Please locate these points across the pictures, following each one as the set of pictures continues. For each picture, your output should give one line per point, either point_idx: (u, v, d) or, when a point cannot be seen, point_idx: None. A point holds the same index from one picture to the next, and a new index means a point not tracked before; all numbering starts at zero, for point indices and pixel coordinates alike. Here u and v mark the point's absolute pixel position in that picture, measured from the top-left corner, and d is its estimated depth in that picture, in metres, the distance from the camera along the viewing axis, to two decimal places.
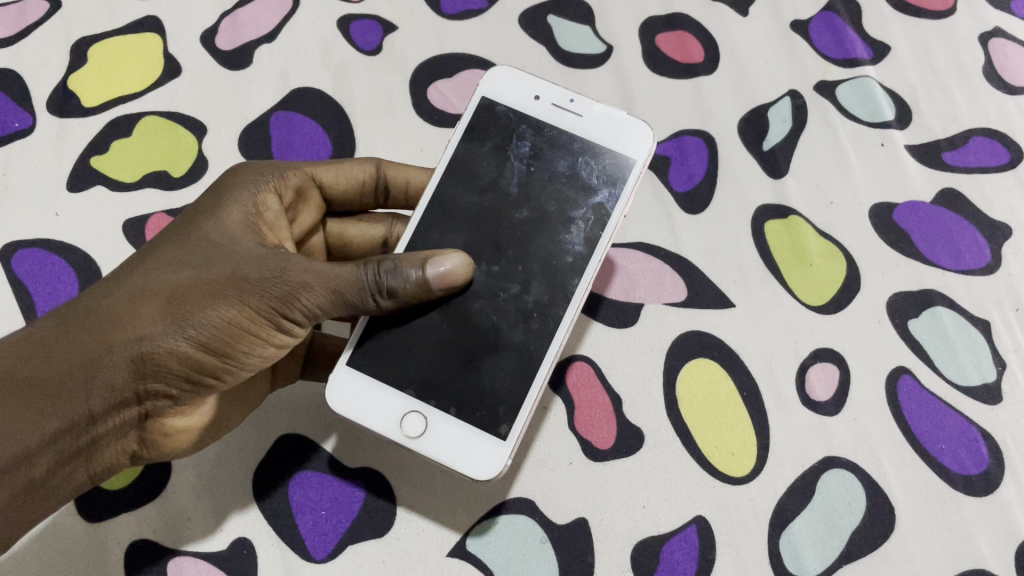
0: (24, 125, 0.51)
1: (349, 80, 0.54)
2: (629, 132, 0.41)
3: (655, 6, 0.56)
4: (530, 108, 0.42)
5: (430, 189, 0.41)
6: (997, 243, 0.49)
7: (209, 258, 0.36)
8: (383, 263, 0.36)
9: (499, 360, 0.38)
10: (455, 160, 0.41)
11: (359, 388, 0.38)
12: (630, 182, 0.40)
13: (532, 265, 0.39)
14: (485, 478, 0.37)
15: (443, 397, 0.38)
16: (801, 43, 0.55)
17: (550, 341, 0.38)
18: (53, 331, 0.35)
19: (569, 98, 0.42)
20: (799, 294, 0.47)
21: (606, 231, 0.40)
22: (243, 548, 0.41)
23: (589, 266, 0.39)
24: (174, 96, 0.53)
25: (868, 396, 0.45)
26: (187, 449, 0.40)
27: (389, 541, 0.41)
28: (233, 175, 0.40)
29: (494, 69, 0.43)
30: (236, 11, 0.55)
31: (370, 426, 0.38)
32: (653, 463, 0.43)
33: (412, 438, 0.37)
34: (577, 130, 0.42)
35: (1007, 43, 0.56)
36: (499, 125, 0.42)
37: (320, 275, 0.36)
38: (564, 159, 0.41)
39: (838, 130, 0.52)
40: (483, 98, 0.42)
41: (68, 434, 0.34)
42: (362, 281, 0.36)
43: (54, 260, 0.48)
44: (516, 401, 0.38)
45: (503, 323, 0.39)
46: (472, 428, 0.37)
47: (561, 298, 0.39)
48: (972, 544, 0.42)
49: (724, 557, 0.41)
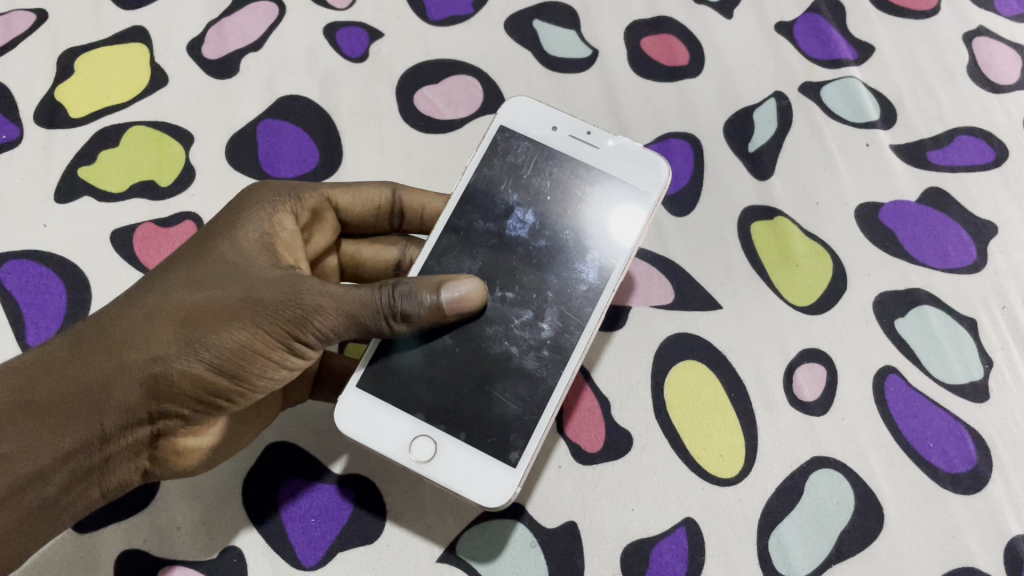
0: (10, 137, 0.51)
1: (336, 87, 0.54)
2: (644, 164, 0.42)
3: (640, 9, 0.57)
4: (547, 138, 0.42)
5: (445, 214, 0.41)
6: (982, 240, 0.49)
7: (223, 280, 0.36)
8: (398, 287, 0.36)
9: (510, 386, 0.38)
10: (472, 186, 0.42)
11: (369, 409, 0.38)
12: (644, 213, 0.41)
13: (547, 291, 0.40)
14: (493, 506, 0.36)
15: (453, 420, 0.38)
16: (786, 45, 0.56)
17: (563, 368, 0.38)
18: (68, 349, 0.35)
19: (586, 130, 0.42)
20: (785, 295, 0.47)
21: (620, 259, 0.40)
22: (233, 556, 0.41)
23: (603, 295, 0.39)
24: (161, 105, 0.53)
25: (855, 395, 0.45)
26: (197, 467, 0.40)
27: (379, 548, 0.41)
28: (250, 194, 0.40)
29: (511, 99, 0.43)
30: (223, 19, 0.56)
31: (379, 448, 0.37)
32: (642, 465, 0.43)
33: (421, 462, 0.37)
34: (593, 161, 0.42)
35: (991, 42, 0.56)
36: (516, 154, 0.42)
37: (334, 299, 0.35)
38: (579, 188, 0.42)
39: (823, 131, 0.52)
40: (500, 127, 0.43)
41: (81, 453, 0.34)
42: (376, 305, 0.36)
43: (43, 272, 0.48)
44: (526, 426, 0.37)
45: (515, 350, 0.39)
46: (481, 453, 0.37)
47: (575, 327, 0.39)
48: (960, 542, 0.42)
49: (714, 558, 0.41)
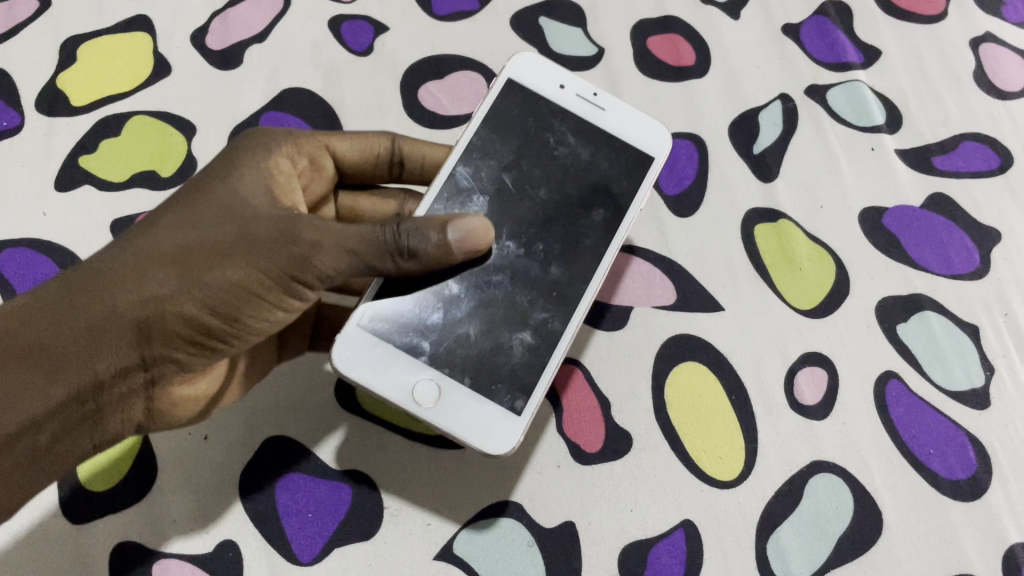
0: (11, 125, 0.51)
1: (339, 80, 0.54)
2: (648, 131, 0.42)
3: (646, 8, 0.57)
4: (553, 95, 0.42)
5: (450, 162, 0.40)
6: (986, 246, 0.49)
7: (219, 220, 0.36)
8: (402, 224, 0.35)
9: (517, 332, 0.38)
10: (479, 137, 0.41)
11: (373, 351, 0.37)
12: (648, 177, 0.42)
13: (552, 241, 0.40)
14: (499, 453, 0.36)
15: (460, 367, 0.38)
16: (793, 47, 0.55)
17: (570, 318, 0.39)
18: (59, 294, 0.35)
19: (593, 92, 0.42)
20: (787, 298, 0.47)
21: (624, 219, 0.41)
22: (229, 550, 0.40)
23: (608, 253, 0.40)
24: (163, 95, 0.53)
25: (856, 400, 0.45)
26: (188, 417, 0.40)
27: (376, 544, 0.40)
28: (249, 140, 0.40)
29: (519, 52, 0.42)
30: (227, 10, 0.55)
31: (382, 389, 0.37)
32: (641, 466, 0.42)
33: (424, 407, 0.37)
34: (598, 122, 0.42)
35: (997, 48, 0.56)
36: (524, 106, 0.42)
37: (335, 233, 0.34)
38: (586, 147, 0.42)
39: (828, 134, 0.52)
40: (508, 78, 0.42)
41: (75, 399, 0.34)
42: (380, 242, 0.35)
43: (42, 261, 0.47)
44: (535, 373, 0.38)
45: (521, 295, 0.39)
46: (488, 401, 0.37)
47: (581, 281, 0.40)
48: (958, 549, 0.42)
49: (711, 560, 0.41)
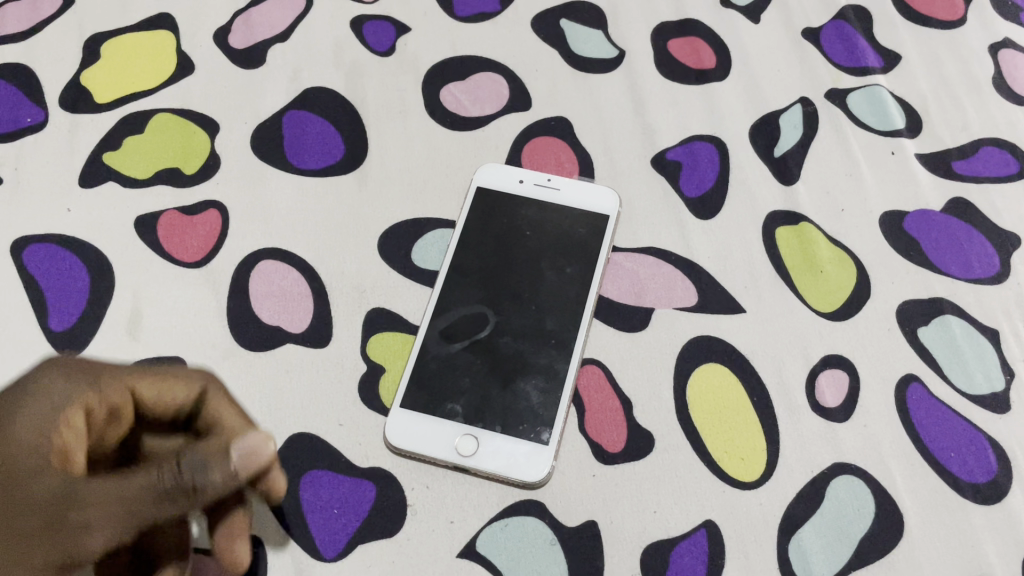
0: (36, 120, 0.51)
1: (362, 79, 0.54)
2: (599, 193, 0.49)
3: (666, 12, 0.57)
4: (517, 190, 0.50)
5: (448, 256, 0.47)
6: (1006, 251, 0.49)
7: (12, 446, 0.32)
8: (183, 460, 0.32)
9: (531, 380, 0.44)
10: (471, 221, 0.49)
11: (415, 422, 0.43)
12: (609, 229, 0.48)
13: (545, 307, 0.46)
14: (538, 481, 0.42)
15: (490, 418, 0.43)
16: (813, 51, 0.56)
17: (570, 357, 0.44)
18: None
19: (547, 178, 0.50)
20: (809, 301, 0.47)
21: (597, 270, 0.47)
22: (253, 546, 0.40)
23: (588, 302, 0.46)
24: (187, 93, 0.53)
25: (877, 403, 0.45)
26: None
27: (399, 541, 0.41)
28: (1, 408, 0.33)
29: (483, 166, 0.51)
30: (250, 10, 0.56)
31: (427, 454, 0.42)
32: (663, 466, 0.43)
33: (466, 457, 0.42)
34: (557, 202, 0.50)
35: (1016, 54, 0.56)
36: (498, 206, 0.49)
37: (104, 498, 0.31)
38: (551, 219, 0.49)
39: (848, 138, 0.52)
40: (479, 188, 0.50)
41: None
42: (142, 494, 0.31)
43: (64, 256, 0.47)
44: (550, 410, 0.43)
45: (528, 349, 0.45)
46: (520, 440, 0.43)
47: (571, 326, 0.45)
48: (979, 552, 0.42)
49: (733, 560, 0.41)
